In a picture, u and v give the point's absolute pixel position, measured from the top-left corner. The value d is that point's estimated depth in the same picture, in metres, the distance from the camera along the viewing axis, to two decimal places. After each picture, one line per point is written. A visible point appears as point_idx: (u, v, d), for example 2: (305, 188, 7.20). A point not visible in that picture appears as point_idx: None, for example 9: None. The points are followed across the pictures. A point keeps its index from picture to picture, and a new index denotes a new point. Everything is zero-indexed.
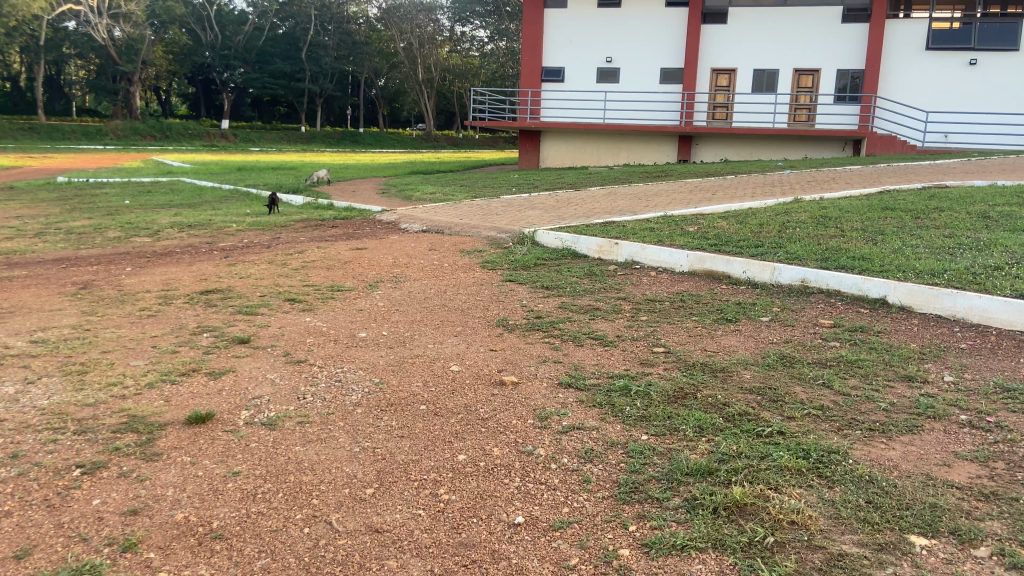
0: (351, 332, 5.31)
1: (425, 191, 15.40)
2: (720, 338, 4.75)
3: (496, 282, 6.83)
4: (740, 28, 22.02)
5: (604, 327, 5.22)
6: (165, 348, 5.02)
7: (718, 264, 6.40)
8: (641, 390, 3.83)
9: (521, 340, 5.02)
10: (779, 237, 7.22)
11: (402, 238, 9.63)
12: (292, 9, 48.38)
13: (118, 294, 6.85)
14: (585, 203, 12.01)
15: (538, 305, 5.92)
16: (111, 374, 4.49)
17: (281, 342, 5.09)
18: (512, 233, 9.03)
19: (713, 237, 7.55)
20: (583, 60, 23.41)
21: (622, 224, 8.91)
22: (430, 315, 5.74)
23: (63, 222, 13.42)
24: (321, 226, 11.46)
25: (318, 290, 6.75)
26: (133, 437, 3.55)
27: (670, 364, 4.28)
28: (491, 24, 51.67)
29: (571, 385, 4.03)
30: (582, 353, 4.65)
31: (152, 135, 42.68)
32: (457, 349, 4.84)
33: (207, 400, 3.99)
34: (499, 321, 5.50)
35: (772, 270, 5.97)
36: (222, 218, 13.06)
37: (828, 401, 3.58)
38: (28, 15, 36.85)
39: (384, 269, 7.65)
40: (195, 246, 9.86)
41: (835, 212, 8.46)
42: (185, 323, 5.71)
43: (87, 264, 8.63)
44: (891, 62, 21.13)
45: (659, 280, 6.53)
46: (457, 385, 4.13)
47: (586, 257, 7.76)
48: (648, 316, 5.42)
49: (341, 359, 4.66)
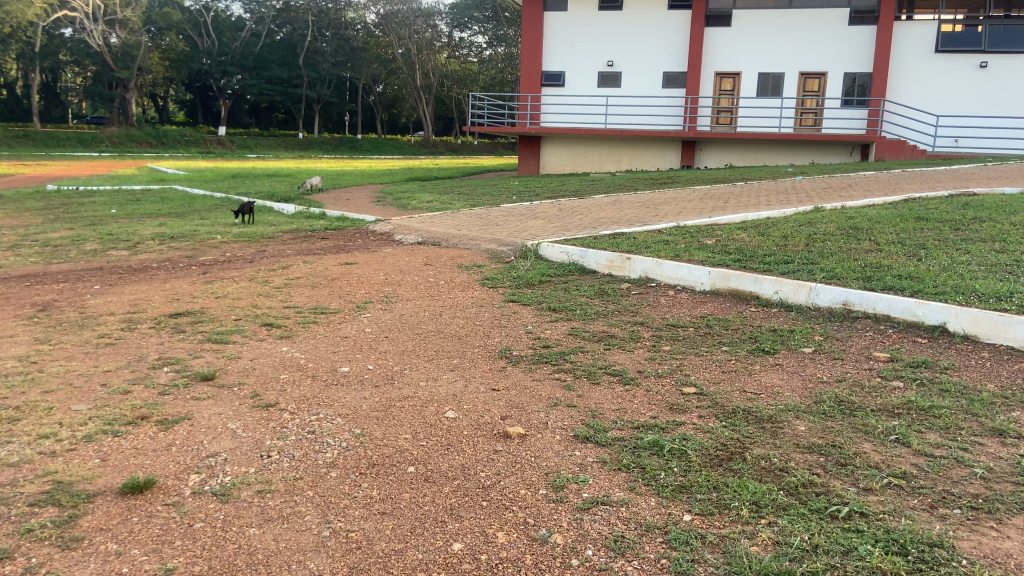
0: (332, 366, 4.63)
1: (422, 199, 14.76)
2: (759, 375, 4.07)
3: (497, 303, 6.18)
4: (745, 31, 21.39)
5: (622, 359, 4.54)
6: (115, 388, 4.33)
7: (745, 283, 5.74)
8: (676, 448, 3.15)
9: (528, 376, 4.35)
10: (809, 251, 6.56)
11: (395, 251, 8.97)
12: (289, 15, 47.21)
13: (78, 318, 6.18)
14: (590, 211, 11.38)
15: (546, 330, 5.25)
16: (45, 422, 3.81)
17: (251, 379, 4.41)
18: (514, 245, 8.36)
19: (735, 251, 6.88)
20: (584, 64, 22.76)
21: (632, 237, 8.24)
22: (423, 344, 5.07)
23: (42, 234, 12.72)
24: (310, 237, 10.79)
25: (300, 312, 6.07)
26: (53, 513, 2.87)
27: (706, 411, 3.60)
28: (489, 30, 51.85)
29: (589, 439, 3.35)
30: (599, 394, 3.97)
31: (148, 141, 42.05)
32: (453, 388, 4.16)
33: (152, 461, 3.30)
34: (501, 351, 4.83)
35: (808, 290, 5.29)
36: (209, 228, 12.40)
37: (910, 466, 2.93)
38: (22, 21, 36.17)
39: (374, 286, 6.99)
40: (174, 260, 9.19)
41: (864, 223, 7.81)
42: (146, 354, 5.04)
43: (53, 282, 7.94)
44: (900, 65, 20.49)
45: (679, 300, 5.86)
46: (452, 439, 3.45)
47: (594, 272, 7.10)
48: (671, 345, 4.75)
49: (317, 402, 3.97)
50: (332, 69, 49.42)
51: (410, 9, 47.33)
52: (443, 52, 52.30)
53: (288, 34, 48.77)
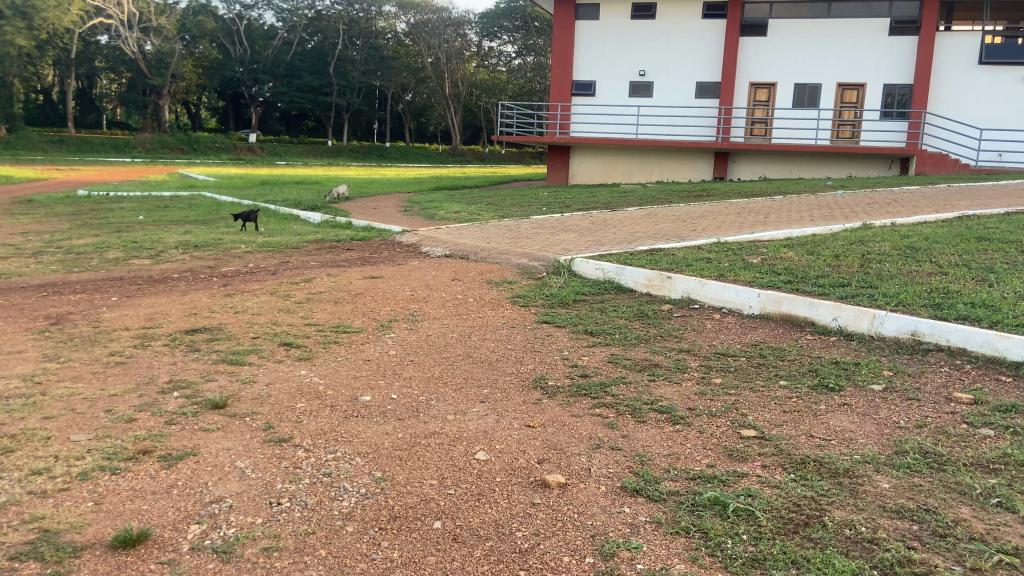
0: (352, 394, 4.26)
1: (449, 209, 14.46)
2: (827, 417, 3.65)
3: (529, 324, 5.80)
4: (781, 41, 20.86)
5: (670, 393, 4.11)
6: (119, 415, 4.01)
7: (799, 308, 5.31)
8: (743, 508, 2.75)
9: (565, 411, 3.94)
10: (865, 273, 6.11)
11: (422, 264, 8.63)
12: (320, 24, 47.47)
13: (92, 333, 5.90)
14: (624, 225, 10.98)
15: (583, 357, 4.86)
16: (39, 455, 3.49)
17: (265, 409, 4.05)
18: (545, 260, 7.98)
19: (784, 271, 6.43)
20: (615, 73, 22.33)
21: (670, 254, 7.81)
22: (451, 370, 4.69)
23: (67, 240, 12.58)
24: (335, 248, 10.51)
25: (321, 331, 5.72)
26: (34, 572, 2.53)
27: (771, 461, 3.20)
28: (518, 39, 51.32)
29: (639, 493, 2.95)
30: (645, 434, 3.57)
31: (180, 148, 42.42)
32: (484, 424, 3.78)
33: (149, 507, 2.96)
34: (535, 380, 4.44)
35: (872, 317, 4.86)
36: (233, 237, 12.16)
37: (1022, 540, 2.51)
38: (59, 28, 36.62)
39: (400, 303, 6.65)
40: (196, 270, 8.94)
41: (921, 243, 7.33)
42: (156, 376, 4.72)
43: (71, 292, 7.72)
44: (940, 77, 19.94)
45: (726, 325, 5.44)
46: (483, 487, 3.07)
47: (632, 291, 6.69)
48: (723, 377, 4.33)
49: (334, 437, 3.62)
50: (361, 77, 49.43)
51: (440, 19, 47.28)
52: (473, 60, 52.06)
53: (319, 42, 49.00)
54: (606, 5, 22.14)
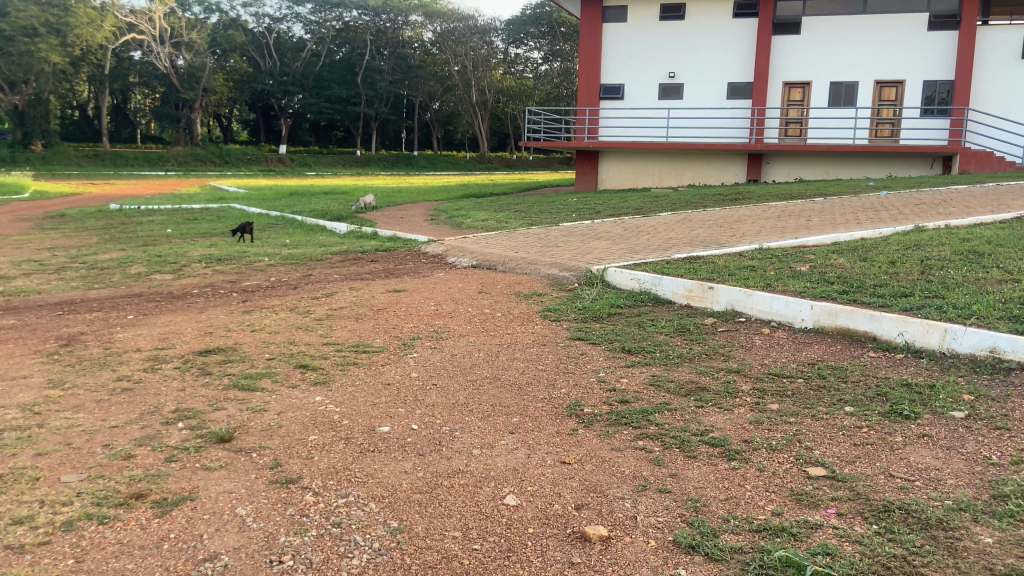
0: (369, 425, 3.89)
1: (476, 218, 14.12)
2: (906, 453, 3.20)
3: (561, 341, 5.40)
4: (816, 38, 20.22)
5: (722, 423, 3.68)
6: (116, 451, 3.68)
7: (858, 321, 4.85)
8: (823, 571, 2.33)
9: (604, 444, 3.53)
10: (928, 281, 5.61)
11: (448, 276, 8.26)
12: (348, 34, 47.60)
13: (102, 355, 5.62)
14: (657, 231, 10.52)
15: (621, 379, 4.43)
16: (25, 501, 3.16)
17: (273, 442, 3.69)
18: (577, 270, 7.56)
19: (837, 280, 5.96)
20: (644, 75, 21.84)
21: (710, 261, 7.36)
22: (478, 396, 4.29)
23: (92, 255, 12.44)
24: (359, 260, 10.18)
25: (339, 351, 5.38)
26: None
27: (848, 508, 2.77)
28: (545, 46, 50.18)
29: (696, 550, 2.54)
30: (696, 473, 3.15)
31: (211, 161, 42.75)
32: (513, 460, 3.38)
33: (134, 567, 2.61)
34: (569, 408, 4.02)
35: (943, 332, 4.39)
36: (258, 250, 11.90)
37: None
38: (93, 44, 37.05)
39: (424, 319, 6.27)
40: (216, 285, 8.67)
41: (983, 246, 6.81)
42: (162, 404, 4.40)
43: (88, 310, 7.48)
44: (982, 72, 19.24)
45: (779, 342, 4.98)
46: (513, 541, 2.68)
47: (671, 303, 6.26)
48: (780, 403, 3.89)
49: (347, 477, 3.24)
50: (388, 87, 49.39)
51: (466, 27, 47.31)
52: (499, 68, 51.69)
53: (347, 53, 49.04)
54: (634, 7, 21.69)
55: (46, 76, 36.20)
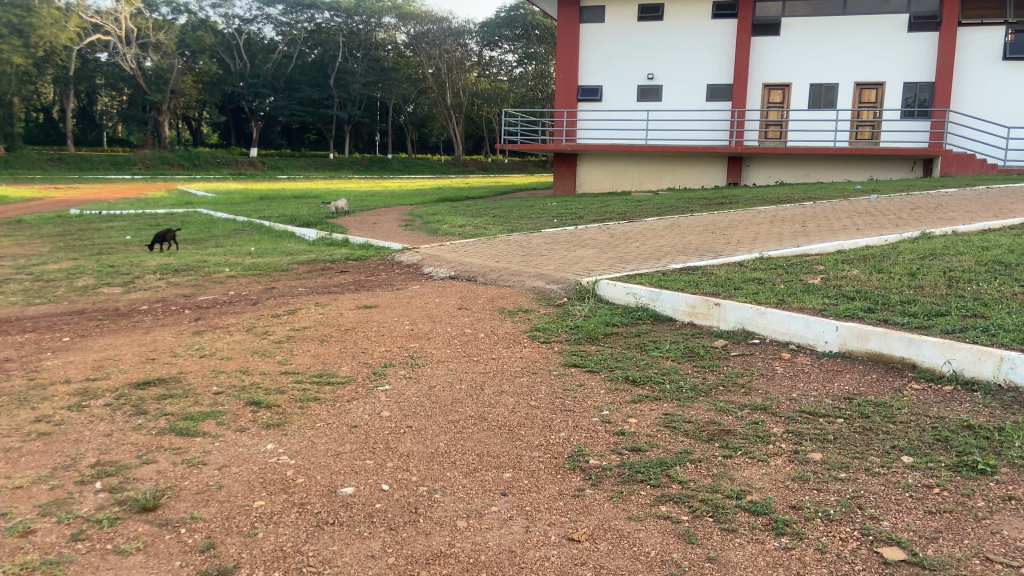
0: (330, 484, 3.20)
1: (454, 223, 13.38)
2: (996, 523, 2.59)
3: (554, 369, 4.72)
4: (796, 38, 19.78)
5: (760, 480, 3.03)
6: (12, 525, 2.93)
7: (893, 345, 4.25)
8: None
9: (617, 510, 2.87)
10: (959, 297, 5.03)
11: (423, 289, 7.57)
12: (320, 36, 46.69)
13: (22, 388, 4.85)
14: (646, 238, 9.89)
15: (629, 420, 3.77)
16: None
17: (210, 511, 2.99)
18: (566, 283, 6.90)
19: (858, 295, 5.35)
20: (623, 76, 21.26)
21: (712, 272, 6.73)
22: (461, 444, 3.60)
23: (40, 266, 11.52)
24: (328, 270, 9.46)
25: (299, 382, 4.67)
26: None
27: None
28: (519, 48, 49.39)
29: None
30: (741, 556, 2.49)
31: (180, 164, 41.56)
32: (508, 537, 2.70)
33: None
34: (571, 460, 3.35)
35: (999, 360, 3.79)
36: (220, 259, 11.11)
37: None
38: (56, 44, 35.74)
39: (396, 342, 5.57)
40: (169, 300, 7.88)
41: (1007, 256, 6.25)
42: (81, 456, 3.64)
43: (19, 330, 6.66)
44: (965, 72, 18.86)
45: (805, 370, 4.34)
46: None
47: (671, 320, 5.62)
48: (826, 452, 3.25)
49: (298, 566, 2.55)
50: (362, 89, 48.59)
51: (440, 28, 46.61)
52: (474, 70, 50.99)
53: (319, 55, 48.13)
54: (611, 7, 21.09)
55: (7, 78, 35.00)
